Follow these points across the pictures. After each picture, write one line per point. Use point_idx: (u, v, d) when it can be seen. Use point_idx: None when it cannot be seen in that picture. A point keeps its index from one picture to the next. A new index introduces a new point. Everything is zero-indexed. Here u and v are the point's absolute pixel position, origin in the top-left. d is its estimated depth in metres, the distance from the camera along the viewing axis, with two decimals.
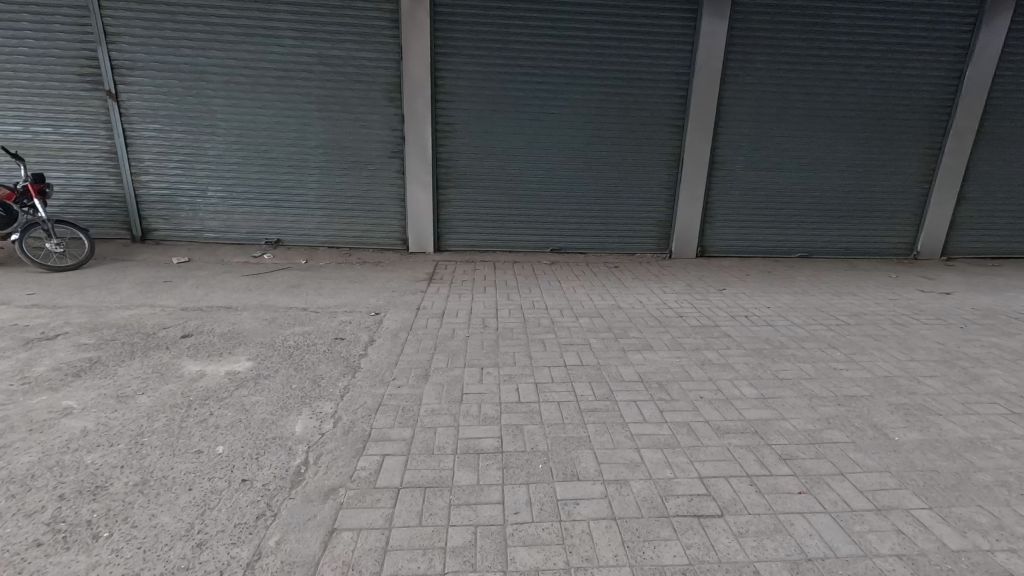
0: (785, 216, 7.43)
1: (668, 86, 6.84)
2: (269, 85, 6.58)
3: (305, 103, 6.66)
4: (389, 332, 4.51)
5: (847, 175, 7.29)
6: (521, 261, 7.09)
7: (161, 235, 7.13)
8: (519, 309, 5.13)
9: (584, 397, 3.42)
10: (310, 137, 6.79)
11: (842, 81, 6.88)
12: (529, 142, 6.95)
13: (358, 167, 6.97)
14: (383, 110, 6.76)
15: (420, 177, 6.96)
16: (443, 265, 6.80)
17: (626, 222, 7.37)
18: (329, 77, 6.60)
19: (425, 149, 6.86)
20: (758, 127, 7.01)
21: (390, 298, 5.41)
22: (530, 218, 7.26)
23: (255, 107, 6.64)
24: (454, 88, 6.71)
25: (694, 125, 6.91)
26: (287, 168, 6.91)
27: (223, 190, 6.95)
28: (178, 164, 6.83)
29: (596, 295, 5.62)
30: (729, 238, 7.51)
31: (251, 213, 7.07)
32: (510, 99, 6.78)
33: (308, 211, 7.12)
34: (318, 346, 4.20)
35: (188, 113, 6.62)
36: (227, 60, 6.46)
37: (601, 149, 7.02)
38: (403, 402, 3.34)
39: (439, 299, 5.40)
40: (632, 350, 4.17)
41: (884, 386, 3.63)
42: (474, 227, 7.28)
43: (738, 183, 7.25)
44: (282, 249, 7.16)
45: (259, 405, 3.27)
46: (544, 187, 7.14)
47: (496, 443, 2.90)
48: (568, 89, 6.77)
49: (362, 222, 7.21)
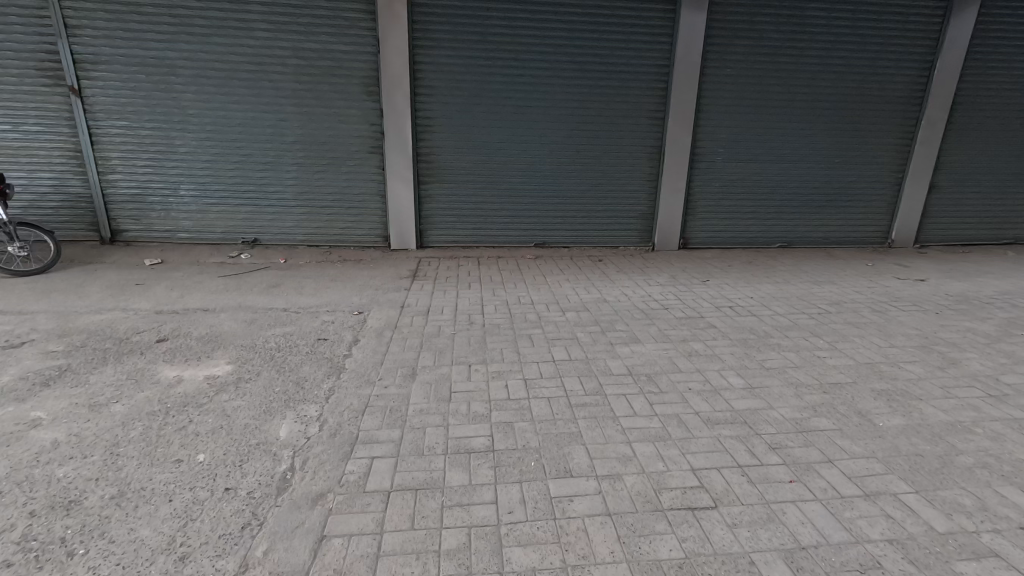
0: (765, 206, 7.52)
1: (649, 78, 6.84)
2: (242, 79, 6.38)
3: (280, 98, 6.48)
4: (374, 331, 4.43)
5: (824, 166, 7.40)
6: (505, 256, 7.04)
7: (132, 236, 6.88)
8: (505, 304, 5.09)
9: (574, 392, 3.40)
10: (286, 132, 6.62)
11: (818, 72, 6.96)
12: (511, 136, 6.89)
13: (337, 163, 6.82)
14: (361, 104, 6.62)
15: (401, 173, 6.84)
16: (426, 261, 6.71)
17: (609, 215, 7.38)
18: (304, 71, 6.43)
19: (406, 144, 6.74)
20: (738, 118, 7.06)
21: (373, 296, 5.31)
22: (513, 213, 7.21)
23: (228, 102, 6.44)
24: (434, 82, 6.61)
25: (676, 117, 6.93)
26: (263, 165, 6.72)
27: (196, 189, 6.74)
28: (148, 162, 6.59)
29: (582, 288, 5.61)
30: (711, 229, 7.57)
31: (226, 212, 6.87)
32: (490, 92, 6.70)
33: (286, 209, 6.94)
34: (301, 347, 4.09)
35: (157, 109, 6.38)
36: (197, 53, 6.24)
37: (583, 142, 7.00)
38: (390, 402, 3.27)
39: (423, 296, 5.33)
40: (620, 344, 4.17)
41: (866, 373, 3.69)
42: (457, 222, 7.20)
43: (719, 174, 7.30)
44: (260, 249, 6.98)
45: (241, 410, 3.17)
46: (527, 181, 7.09)
47: (487, 442, 2.86)
48: (549, 82, 6.72)
49: (342, 219, 7.07)
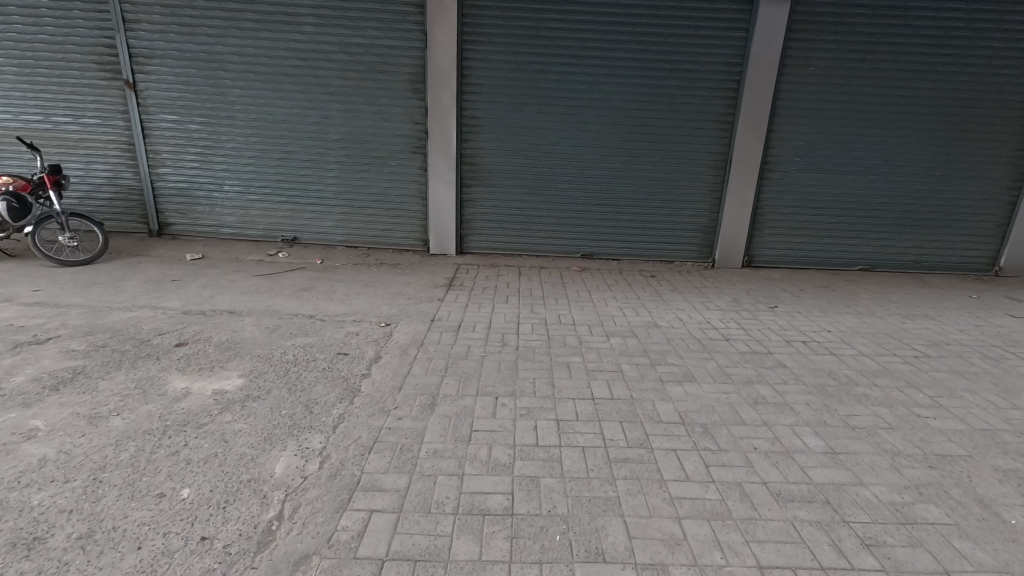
0: (846, 224, 6.65)
1: (717, 78, 6.17)
2: (288, 75, 6.25)
3: (325, 94, 6.31)
4: (397, 347, 4.08)
5: (920, 181, 6.46)
6: (548, 266, 6.57)
7: (178, 230, 6.92)
8: (544, 324, 4.62)
9: (614, 443, 2.89)
10: (329, 129, 6.43)
11: (919, 72, 6.06)
12: (562, 138, 6.40)
13: (378, 163, 6.57)
14: (406, 102, 6.33)
15: (443, 174, 6.51)
16: (465, 269, 6.34)
17: (665, 227, 6.74)
18: (350, 67, 6.22)
19: (450, 145, 6.41)
20: (819, 124, 6.26)
21: (404, 307, 4.98)
22: (559, 220, 6.72)
23: (274, 98, 6.33)
24: (482, 79, 6.23)
25: (747, 121, 6.22)
26: (306, 163, 6.58)
27: (239, 185, 6.68)
28: (195, 157, 6.58)
29: (630, 310, 5.05)
30: (781, 247, 6.78)
31: (267, 209, 6.79)
32: (542, 91, 6.25)
33: (326, 208, 6.77)
34: (318, 362, 3.80)
35: (205, 104, 6.35)
36: (245, 48, 6.15)
37: (640, 147, 6.42)
38: (402, 439, 2.89)
39: (456, 310, 4.94)
40: (671, 382, 3.61)
41: (984, 443, 2.96)
42: (499, 228, 6.79)
43: (793, 186, 6.52)
44: (299, 248, 6.85)
45: (241, 436, 2.88)
46: (576, 187, 6.58)
47: (505, 503, 2.41)
48: (606, 81, 6.19)
49: (382, 221, 6.82)
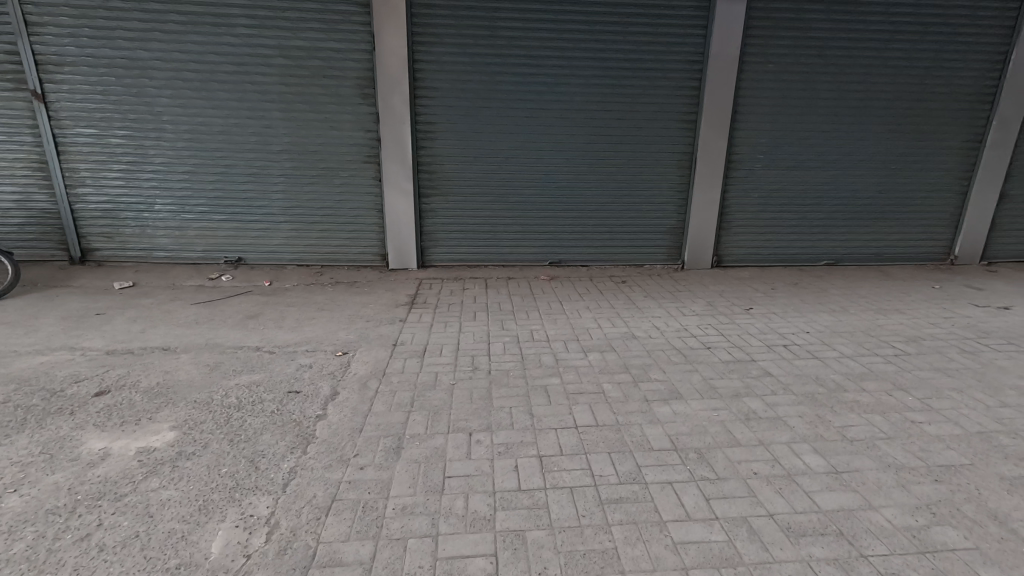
0: (810, 220, 6.65)
1: (678, 76, 6.03)
2: (222, 82, 5.71)
3: (265, 102, 5.80)
4: (357, 380, 3.67)
5: (878, 174, 6.53)
6: (516, 277, 6.27)
7: (105, 255, 6.23)
8: (516, 341, 4.31)
9: (604, 480, 2.60)
10: (271, 140, 5.93)
11: (873, 67, 6.11)
12: (523, 142, 6.12)
13: (328, 174, 6.11)
14: (355, 108, 5.91)
15: (400, 184, 6.11)
16: (428, 284, 5.96)
17: (633, 230, 6.56)
18: (291, 72, 5.74)
19: (405, 153, 6.02)
20: (780, 120, 6.22)
21: (363, 331, 4.57)
22: (524, 228, 6.44)
23: (208, 107, 5.78)
24: (436, 82, 5.88)
25: (709, 120, 6.12)
26: (247, 177, 6.04)
27: (173, 204, 6.08)
28: (120, 174, 5.94)
29: (605, 320, 4.81)
30: (748, 245, 6.72)
31: (207, 229, 6.20)
32: (500, 94, 5.95)
33: (273, 225, 6.25)
34: (266, 404, 3.35)
35: (128, 115, 5.73)
36: (171, 52, 5.58)
37: (604, 149, 6.21)
38: (364, 495, 2.51)
39: (420, 331, 4.56)
40: (657, 401, 3.37)
41: (984, 449, 2.84)
42: (462, 238, 6.44)
43: (758, 184, 6.46)
44: (244, 269, 6.29)
45: (170, 507, 2.42)
46: (540, 193, 6.32)
47: (489, 568, 2.07)
48: (566, 82, 5.95)
49: (335, 237, 6.35)
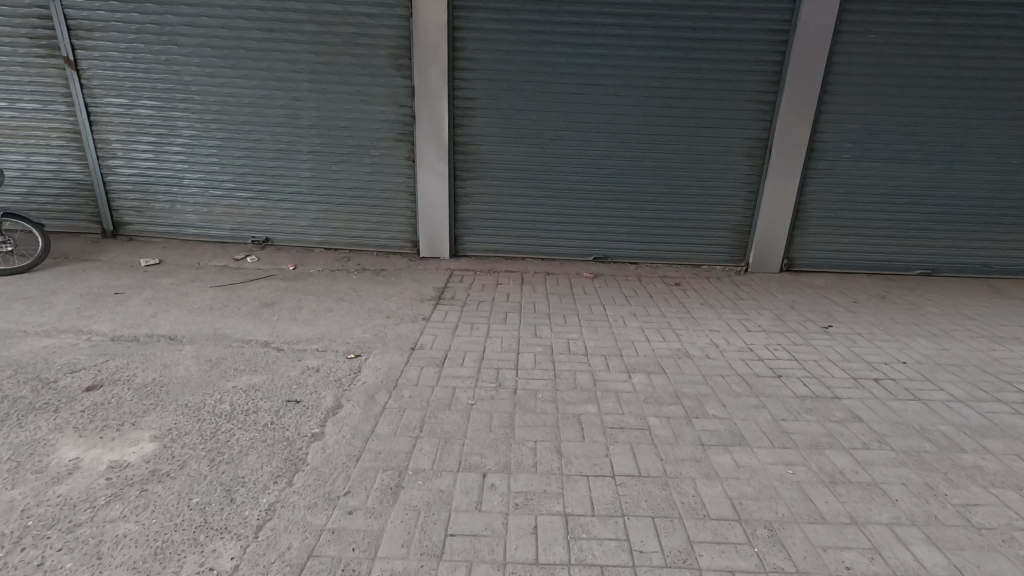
0: (904, 221, 5.68)
1: (757, 48, 5.17)
2: (250, 49, 5.34)
3: (294, 72, 5.41)
4: (364, 392, 3.24)
5: (995, 171, 5.46)
6: (555, 272, 5.68)
7: (135, 230, 6.10)
8: (549, 354, 3.76)
9: (646, 560, 2.04)
10: (300, 113, 5.54)
11: (1003, 40, 5.04)
12: (571, 122, 5.46)
13: (359, 152, 5.68)
14: (389, 81, 5.42)
15: (434, 165, 5.61)
16: (458, 276, 5.48)
17: (692, 225, 5.80)
18: (323, 39, 5.29)
19: (441, 131, 5.49)
20: (878, 103, 5.26)
21: (381, 330, 4.14)
22: (567, 218, 5.81)
23: (237, 77, 5.44)
24: (477, 53, 5.29)
25: (791, 101, 5.25)
26: (275, 152, 5.70)
27: (202, 179, 5.84)
28: (149, 146, 5.73)
29: (654, 333, 4.17)
30: (826, 248, 5.83)
31: (235, 206, 5.94)
32: (547, 67, 5.30)
33: (301, 205, 5.91)
34: (260, 416, 2.96)
35: (157, 85, 5.48)
36: (199, 17, 5.25)
37: (662, 132, 5.47)
38: (346, 553, 2.05)
39: (443, 333, 4.08)
40: (715, 447, 2.75)
41: None
42: (499, 227, 5.89)
43: (844, 177, 5.54)
44: (271, 250, 6.00)
45: (124, 547, 2.05)
46: (587, 180, 5.66)
47: None
48: (623, 55, 5.23)
49: (364, 220, 5.95)
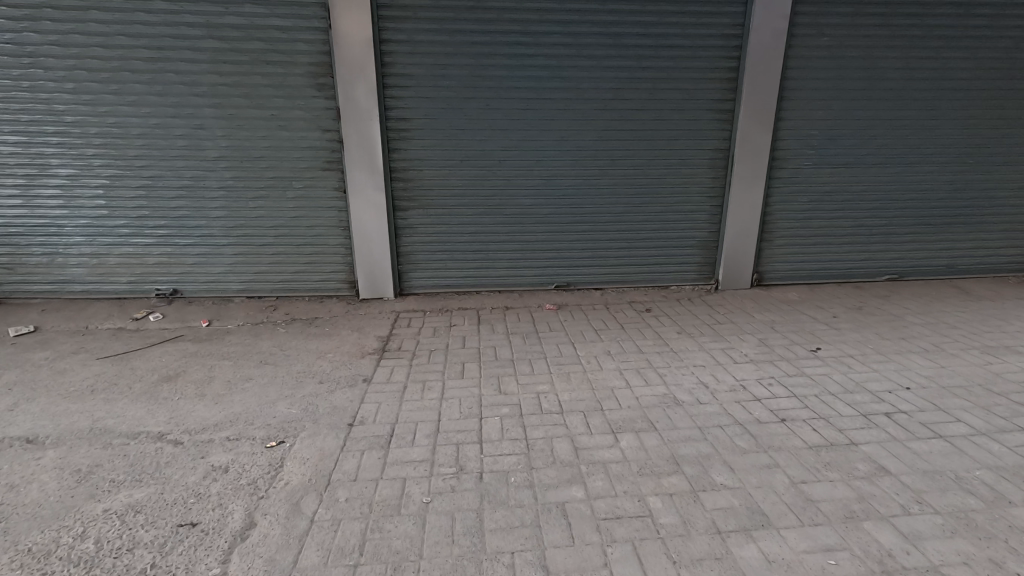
0: (869, 227, 5.49)
1: (712, 54, 4.86)
2: (137, 71, 4.51)
3: (194, 97, 4.62)
4: (284, 500, 2.49)
5: (951, 171, 5.39)
6: (514, 306, 5.10)
7: (5, 291, 5.04)
8: (518, 418, 3.14)
9: None
10: (205, 144, 4.74)
11: (949, 40, 4.98)
12: (520, 141, 4.95)
13: (279, 185, 4.92)
14: (309, 102, 4.72)
15: (369, 195, 4.93)
16: (406, 320, 4.79)
17: (657, 244, 5.39)
18: (226, 57, 4.55)
19: (374, 156, 4.83)
20: (836, 107, 5.07)
21: (312, 402, 3.39)
22: (524, 246, 5.26)
23: (122, 104, 4.58)
24: (410, 68, 4.70)
25: (749, 108, 4.97)
26: (177, 190, 4.85)
27: (87, 225, 4.89)
28: (16, 191, 4.74)
29: (635, 376, 3.65)
30: (794, 259, 5.56)
31: (131, 256, 5.02)
32: (490, 81, 4.77)
33: (214, 249, 5.07)
34: (135, 557, 2.17)
35: (21, 116, 4.54)
36: (69, 34, 4.39)
37: (619, 147, 5.04)
38: None
39: (389, 401, 3.39)
40: (736, 535, 2.21)
41: None
42: (448, 260, 5.26)
43: (808, 185, 5.30)
44: (180, 304, 5.10)
45: None
46: (542, 203, 5.15)
47: None
48: (572, 65, 4.78)
49: (292, 261, 5.17)
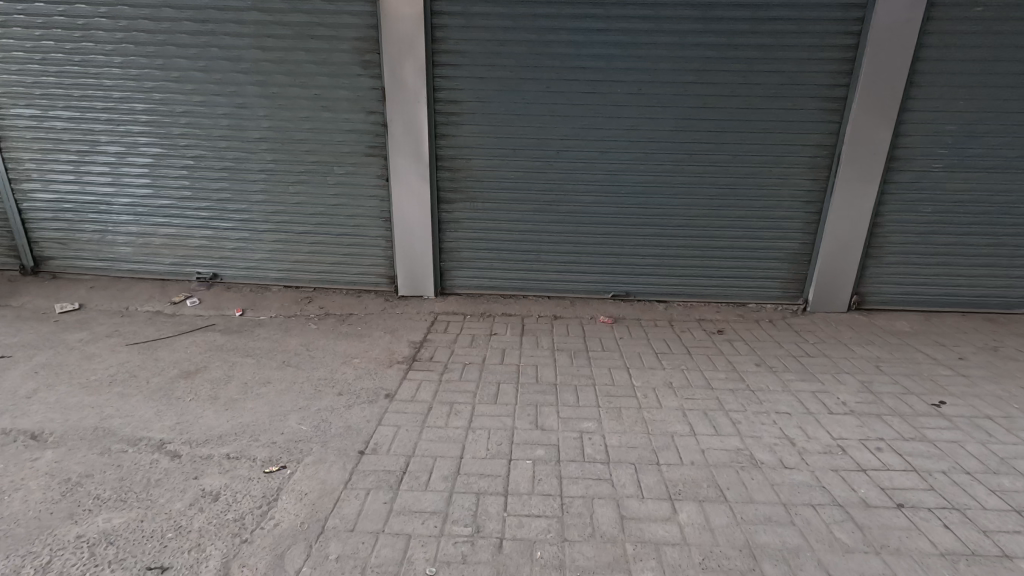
0: (1010, 248, 4.45)
1: (824, 29, 3.99)
2: (182, 46, 4.31)
3: (238, 74, 4.37)
4: (268, 549, 2.11)
5: None
6: (564, 316, 4.55)
7: (60, 265, 5.10)
8: (554, 466, 2.61)
9: None
10: (247, 124, 4.50)
11: None
12: (582, 129, 4.34)
13: (319, 170, 4.61)
14: (354, 82, 4.35)
15: (411, 185, 4.52)
16: (443, 324, 4.37)
17: (736, 254, 4.62)
18: (270, 32, 4.25)
19: (419, 142, 4.40)
20: (981, 97, 4.07)
21: (326, 419, 3.03)
22: (580, 248, 4.68)
23: (167, 81, 4.41)
24: (463, 44, 4.19)
25: (867, 96, 4.07)
26: (218, 172, 4.66)
27: (132, 204, 4.82)
28: (69, 167, 4.73)
29: (702, 421, 3.01)
30: (906, 282, 4.61)
31: (174, 237, 4.91)
32: (552, 59, 4.18)
33: (253, 235, 4.86)
34: None
35: (73, 91, 4.49)
36: (118, 6, 4.24)
37: (699, 140, 4.31)
38: None
39: (408, 425, 2.96)
40: None
41: None
42: (494, 260, 4.78)
43: (934, 193, 4.33)
44: (219, 290, 4.96)
45: None
46: (603, 201, 4.53)
47: None
48: (649, 42, 4.10)
49: (330, 252, 4.88)
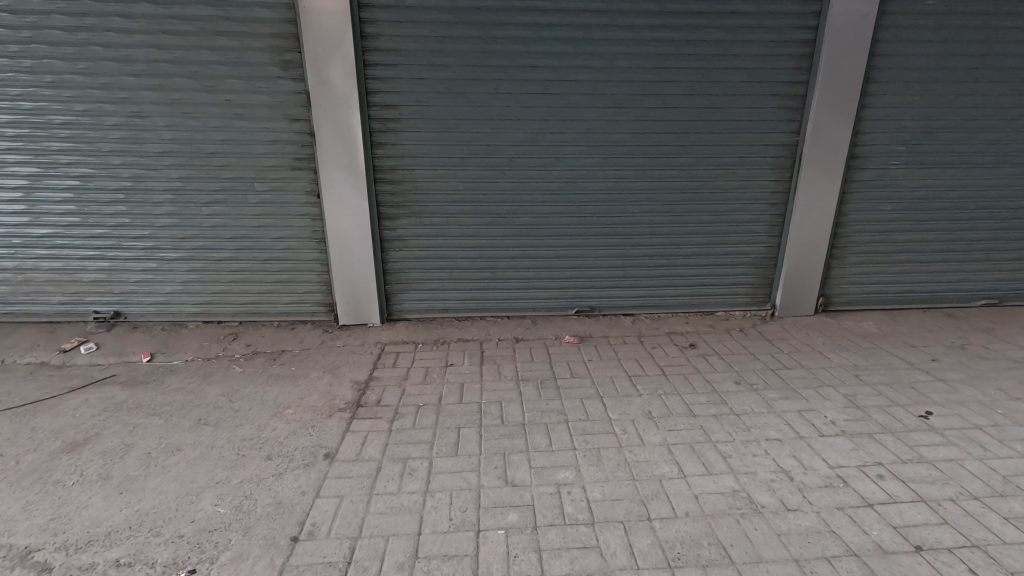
0: (965, 242, 4.45)
1: (782, 23, 3.81)
2: (57, 45, 3.60)
3: (130, 78, 3.70)
4: None
5: None
6: (526, 338, 4.16)
7: None
8: (531, 536, 2.20)
9: None
10: (145, 136, 3.83)
11: None
12: (536, 134, 3.96)
13: (238, 188, 4.00)
14: (273, 85, 3.78)
15: (347, 200, 3.99)
16: (391, 357, 3.87)
17: (702, 261, 4.39)
18: (167, 28, 3.62)
19: (354, 152, 3.88)
20: (935, 93, 4.01)
21: (248, 496, 2.47)
22: (539, 262, 4.30)
23: (40, 87, 3.68)
24: (398, 40, 3.71)
25: (827, 93, 3.92)
26: (113, 193, 3.95)
27: (5, 235, 4.02)
28: None
29: (691, 458, 2.68)
30: (869, 281, 4.53)
31: (62, 271, 4.15)
32: (499, 57, 3.78)
33: (161, 265, 4.17)
34: None
35: None
36: None
37: (660, 142, 4.03)
38: None
39: (352, 495, 2.46)
40: None
41: None
42: (446, 279, 4.31)
43: (893, 190, 4.26)
44: (123, 331, 4.23)
45: None
46: (562, 211, 4.17)
47: None
48: (604, 38, 3.77)
49: (256, 280, 4.26)
